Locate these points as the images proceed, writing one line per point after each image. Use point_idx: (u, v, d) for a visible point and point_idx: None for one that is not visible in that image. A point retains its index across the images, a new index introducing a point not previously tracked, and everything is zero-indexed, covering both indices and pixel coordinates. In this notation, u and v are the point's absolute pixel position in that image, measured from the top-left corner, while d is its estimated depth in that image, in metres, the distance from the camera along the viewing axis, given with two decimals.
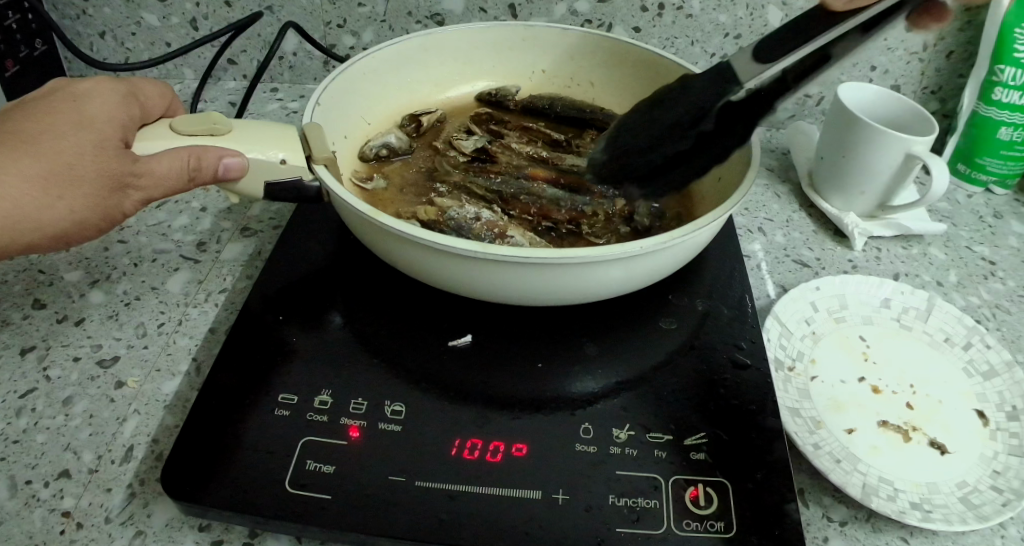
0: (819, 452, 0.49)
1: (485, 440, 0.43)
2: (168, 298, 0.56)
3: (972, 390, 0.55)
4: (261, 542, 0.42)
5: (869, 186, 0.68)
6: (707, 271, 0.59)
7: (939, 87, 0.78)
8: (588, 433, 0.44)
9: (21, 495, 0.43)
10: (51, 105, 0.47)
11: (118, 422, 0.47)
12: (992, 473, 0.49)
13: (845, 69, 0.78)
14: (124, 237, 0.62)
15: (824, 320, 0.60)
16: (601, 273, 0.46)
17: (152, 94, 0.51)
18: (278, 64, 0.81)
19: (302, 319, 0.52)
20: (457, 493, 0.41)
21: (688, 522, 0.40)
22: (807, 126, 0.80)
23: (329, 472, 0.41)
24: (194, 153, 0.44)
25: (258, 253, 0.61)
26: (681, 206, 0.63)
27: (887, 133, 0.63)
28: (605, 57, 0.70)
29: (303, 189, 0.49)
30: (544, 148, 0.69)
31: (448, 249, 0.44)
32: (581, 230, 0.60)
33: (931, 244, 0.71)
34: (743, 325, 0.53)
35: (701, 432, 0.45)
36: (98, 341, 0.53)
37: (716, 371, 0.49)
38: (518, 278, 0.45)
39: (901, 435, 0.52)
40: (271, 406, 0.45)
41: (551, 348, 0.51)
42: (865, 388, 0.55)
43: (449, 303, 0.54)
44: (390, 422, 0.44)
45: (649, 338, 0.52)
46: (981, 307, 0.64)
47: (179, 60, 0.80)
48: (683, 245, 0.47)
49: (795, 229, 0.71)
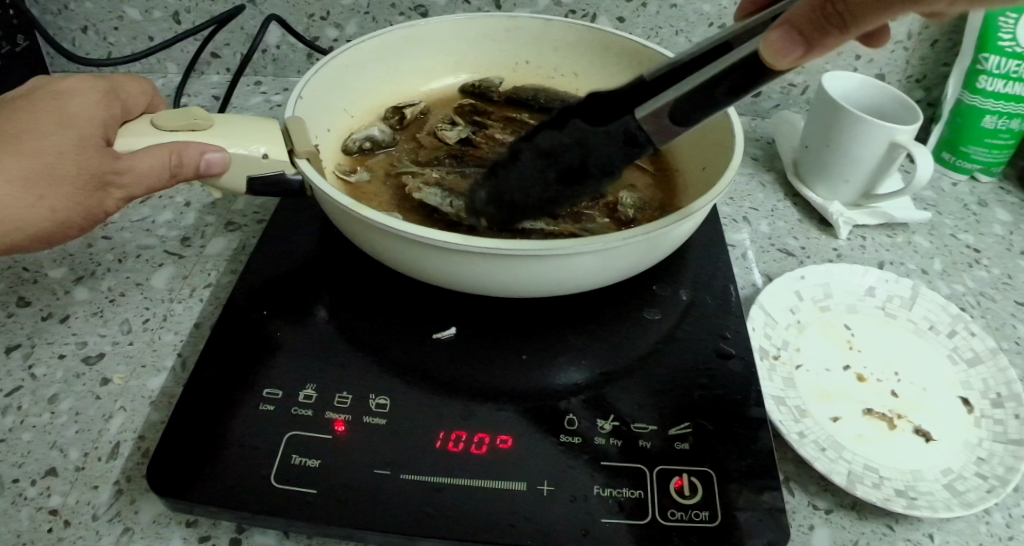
0: (804, 440, 0.49)
1: (471, 433, 0.44)
2: (153, 295, 0.56)
3: (956, 378, 0.55)
4: (249, 537, 0.42)
5: (854, 174, 0.69)
6: (692, 260, 0.59)
7: (923, 75, 0.80)
8: (572, 424, 0.45)
9: (8, 494, 0.43)
10: (28, 104, 0.46)
11: (104, 419, 0.47)
12: (976, 460, 0.49)
13: (827, 57, 0.79)
14: (109, 233, 0.61)
15: (809, 309, 0.60)
16: (586, 265, 0.46)
17: (133, 91, 0.50)
18: (262, 57, 0.80)
19: (287, 314, 0.52)
20: (444, 485, 0.41)
21: (673, 512, 0.40)
22: (792, 116, 0.80)
23: (317, 467, 0.41)
24: (175, 150, 0.44)
25: (243, 247, 0.60)
26: (662, 196, 0.63)
27: (869, 122, 0.64)
28: (589, 47, 0.70)
29: (286, 183, 0.49)
30: (527, 138, 0.68)
31: (432, 241, 0.44)
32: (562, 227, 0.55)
33: (915, 232, 0.71)
34: (728, 314, 0.54)
35: (686, 422, 0.45)
36: (83, 338, 0.52)
37: (701, 362, 0.50)
38: (502, 269, 0.45)
39: (886, 422, 0.52)
40: (257, 401, 0.45)
41: (536, 340, 0.51)
42: (849, 376, 0.56)
43: (437, 296, 0.54)
44: (377, 415, 0.44)
45: (633, 327, 0.53)
46: (966, 295, 0.65)
47: (162, 55, 0.80)
48: (665, 236, 0.47)
49: (781, 218, 0.71)
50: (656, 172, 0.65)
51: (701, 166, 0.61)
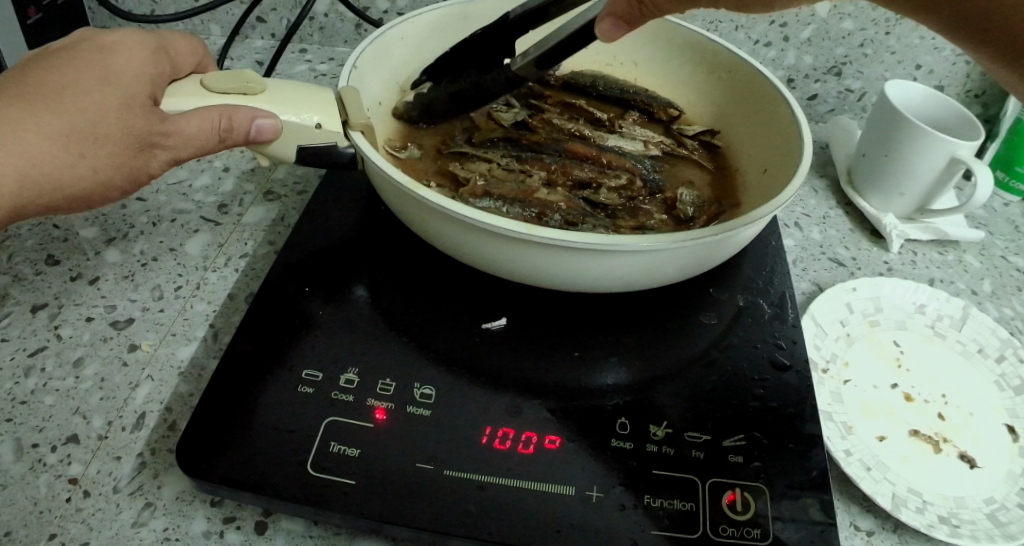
0: (849, 458, 0.47)
1: (516, 430, 0.42)
2: (186, 261, 0.54)
3: (1003, 404, 0.53)
4: (276, 521, 0.40)
5: (911, 187, 0.66)
6: (745, 263, 0.57)
7: (983, 90, 0.77)
8: (623, 429, 0.42)
9: (27, 459, 0.41)
10: (76, 55, 0.44)
11: (130, 387, 0.45)
12: (1020, 491, 0.47)
13: (890, 65, 0.76)
14: (143, 195, 0.59)
15: (859, 322, 0.58)
16: (646, 264, 0.44)
17: (183, 49, 0.48)
18: (308, 24, 0.78)
19: (325, 290, 0.50)
20: (486, 484, 0.39)
21: (724, 528, 0.38)
22: (847, 122, 0.78)
23: (354, 455, 0.39)
24: (226, 113, 0.42)
25: (280, 218, 0.58)
26: (718, 193, 0.61)
27: (938, 136, 0.61)
28: (652, 36, 0.67)
29: (337, 156, 0.47)
30: (585, 125, 0.66)
31: (492, 228, 0.41)
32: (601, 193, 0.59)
33: (966, 251, 0.68)
34: (783, 324, 0.51)
35: (740, 434, 0.43)
36: (112, 303, 0.50)
37: (756, 372, 0.47)
38: (563, 263, 0.43)
39: (931, 445, 0.50)
40: (294, 381, 0.43)
41: (585, 337, 0.49)
42: (897, 395, 0.53)
43: (484, 284, 0.52)
44: (419, 405, 0.42)
45: (686, 330, 0.51)
46: (1015, 319, 0.62)
47: (206, 16, 0.78)
48: (732, 240, 0.45)
49: (832, 226, 0.69)
50: (715, 170, 0.63)
51: (763, 168, 0.58)
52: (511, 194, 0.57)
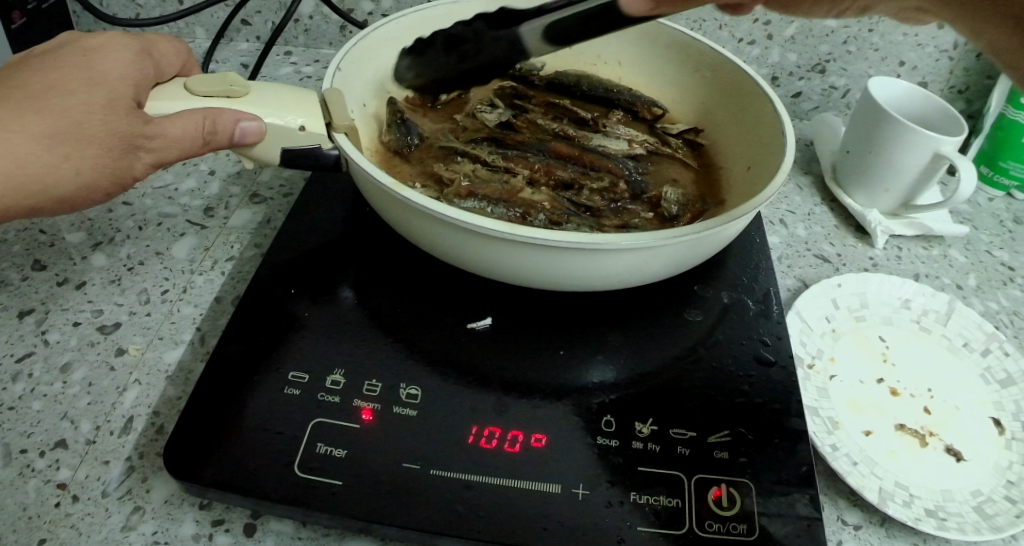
0: (836, 454, 0.47)
1: (503, 429, 0.42)
2: (173, 265, 0.54)
3: (988, 398, 0.53)
4: (265, 522, 0.40)
5: (894, 183, 0.67)
6: (730, 261, 0.57)
7: (967, 86, 0.77)
8: (610, 427, 0.43)
9: (14, 464, 0.41)
10: (58, 58, 0.44)
11: (118, 392, 0.45)
12: (1006, 483, 0.47)
13: (873, 62, 0.76)
14: (130, 199, 0.59)
15: (845, 318, 0.58)
16: (625, 262, 0.44)
17: (167, 52, 0.48)
18: (294, 26, 0.78)
19: (312, 292, 0.50)
20: (474, 483, 0.39)
21: (709, 523, 0.38)
22: (832, 119, 0.78)
23: (341, 456, 0.39)
24: (209, 116, 0.42)
25: (267, 221, 0.58)
26: (701, 191, 0.61)
27: (917, 130, 0.62)
28: (638, 37, 0.68)
29: (321, 157, 0.47)
30: (569, 126, 0.67)
31: (472, 228, 0.42)
32: (582, 192, 0.60)
33: (951, 246, 0.69)
34: (768, 320, 0.52)
35: (725, 429, 0.43)
36: (99, 307, 0.50)
37: (741, 369, 0.48)
38: (544, 261, 0.44)
39: (918, 439, 0.50)
40: (281, 383, 0.43)
41: (570, 336, 0.49)
42: (883, 389, 0.53)
43: (471, 284, 0.52)
44: (406, 405, 0.42)
45: (671, 327, 0.51)
46: (1000, 313, 0.63)
47: (191, 19, 0.77)
48: (710, 238, 0.45)
49: (817, 223, 0.69)
50: (699, 168, 0.63)
51: (746, 164, 0.58)
52: (495, 195, 0.57)
